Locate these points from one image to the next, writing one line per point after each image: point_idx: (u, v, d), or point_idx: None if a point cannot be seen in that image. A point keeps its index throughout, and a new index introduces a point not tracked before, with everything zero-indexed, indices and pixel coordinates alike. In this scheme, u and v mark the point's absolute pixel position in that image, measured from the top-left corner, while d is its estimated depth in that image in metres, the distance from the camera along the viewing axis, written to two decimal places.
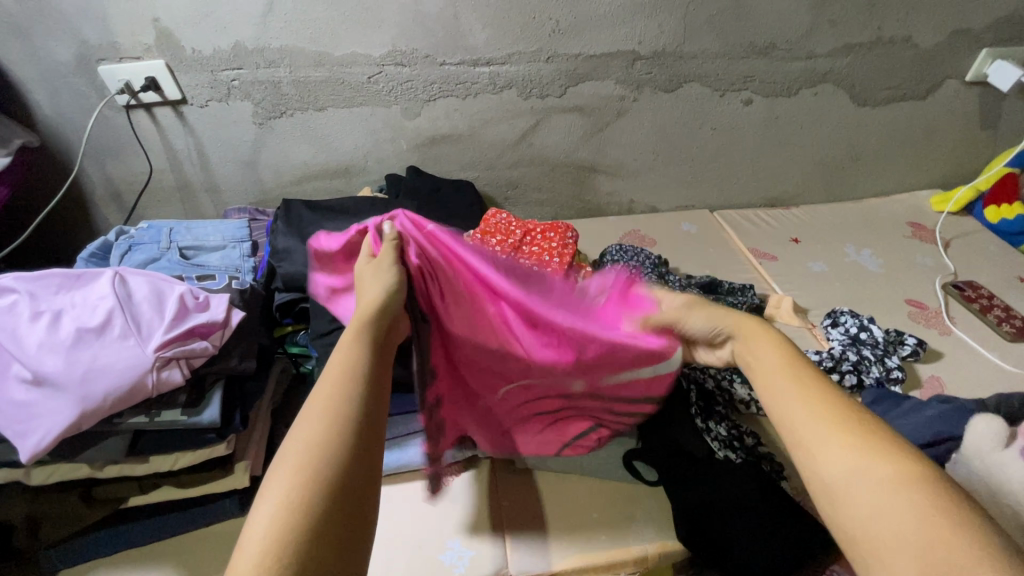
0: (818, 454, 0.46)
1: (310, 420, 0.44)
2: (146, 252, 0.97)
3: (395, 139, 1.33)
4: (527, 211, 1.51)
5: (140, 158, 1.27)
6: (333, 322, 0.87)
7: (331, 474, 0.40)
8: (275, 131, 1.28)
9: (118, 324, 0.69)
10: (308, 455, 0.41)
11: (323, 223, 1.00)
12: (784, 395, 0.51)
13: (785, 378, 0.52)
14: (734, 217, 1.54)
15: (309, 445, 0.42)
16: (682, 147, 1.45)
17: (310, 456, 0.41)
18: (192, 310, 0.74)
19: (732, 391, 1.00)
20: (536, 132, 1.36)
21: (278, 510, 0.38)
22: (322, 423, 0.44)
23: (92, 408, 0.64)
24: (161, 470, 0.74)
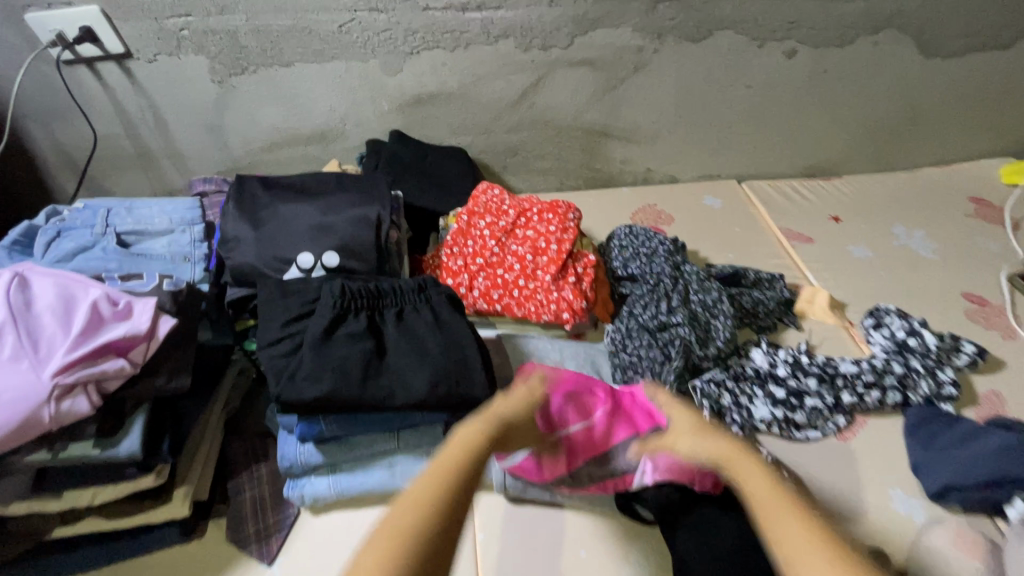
0: None
1: (444, 455, 0.52)
2: (77, 239, 0.85)
3: (375, 100, 1.15)
4: (529, 182, 1.32)
5: (90, 122, 1.13)
6: (284, 329, 0.74)
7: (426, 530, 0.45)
8: (237, 90, 1.12)
9: (11, 343, 0.59)
10: (419, 507, 0.46)
11: (278, 205, 0.87)
12: (788, 527, 0.49)
13: (792, 515, 0.49)
14: (765, 189, 1.34)
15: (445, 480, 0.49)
16: (709, 108, 1.24)
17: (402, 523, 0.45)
18: (109, 319, 0.65)
19: (752, 407, 0.87)
20: (537, 91, 1.16)
21: None
22: (447, 468, 0.50)
23: None
24: (79, 506, 0.64)
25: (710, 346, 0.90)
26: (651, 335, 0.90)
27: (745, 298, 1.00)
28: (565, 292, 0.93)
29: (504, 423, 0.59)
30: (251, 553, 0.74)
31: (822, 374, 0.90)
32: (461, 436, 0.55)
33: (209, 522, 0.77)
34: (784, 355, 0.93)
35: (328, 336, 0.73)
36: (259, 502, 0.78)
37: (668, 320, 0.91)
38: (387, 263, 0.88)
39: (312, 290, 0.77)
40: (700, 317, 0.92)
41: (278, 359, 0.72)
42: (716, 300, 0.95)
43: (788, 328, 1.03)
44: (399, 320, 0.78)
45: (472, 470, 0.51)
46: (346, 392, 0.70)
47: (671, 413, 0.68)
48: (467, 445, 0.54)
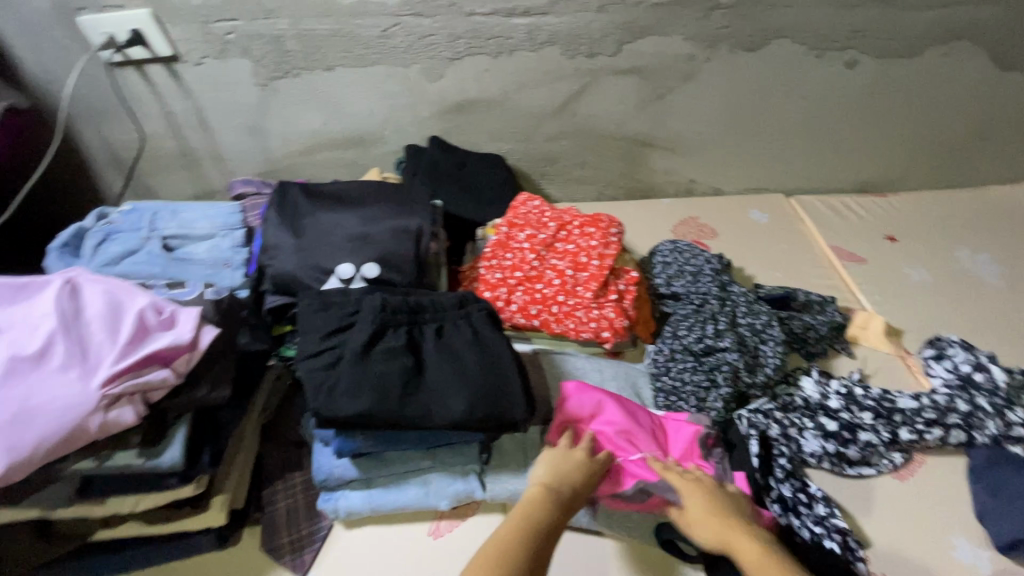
0: None
1: (508, 527, 0.61)
2: (124, 242, 0.86)
3: (415, 105, 1.14)
4: (567, 190, 1.29)
5: (138, 122, 1.14)
6: (323, 341, 0.73)
7: None
8: (280, 93, 1.12)
9: (61, 351, 0.59)
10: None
11: (319, 213, 0.86)
12: None
13: None
14: (815, 204, 1.28)
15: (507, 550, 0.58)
16: (759, 119, 1.19)
17: None
18: (154, 328, 0.65)
19: (802, 440, 0.82)
20: (580, 99, 1.13)
21: None
22: (510, 541, 0.59)
23: (24, 458, 0.54)
24: (122, 512, 0.65)
25: (758, 373, 0.86)
26: (696, 358, 0.87)
27: (795, 322, 0.95)
28: (606, 309, 0.90)
29: (563, 491, 0.66)
30: (285, 564, 0.74)
31: (879, 409, 0.84)
32: (524, 507, 0.63)
33: (244, 529, 0.77)
34: (837, 385, 0.88)
35: (368, 350, 0.72)
36: (293, 512, 0.78)
37: (715, 343, 0.87)
38: (426, 275, 0.87)
39: (352, 303, 0.76)
40: (747, 342, 0.88)
41: (316, 372, 0.71)
42: (766, 324, 0.91)
43: (839, 355, 0.98)
44: (438, 336, 0.76)
45: (533, 540, 0.60)
46: (385, 410, 0.68)
47: (682, 491, 0.69)
48: (528, 514, 0.62)
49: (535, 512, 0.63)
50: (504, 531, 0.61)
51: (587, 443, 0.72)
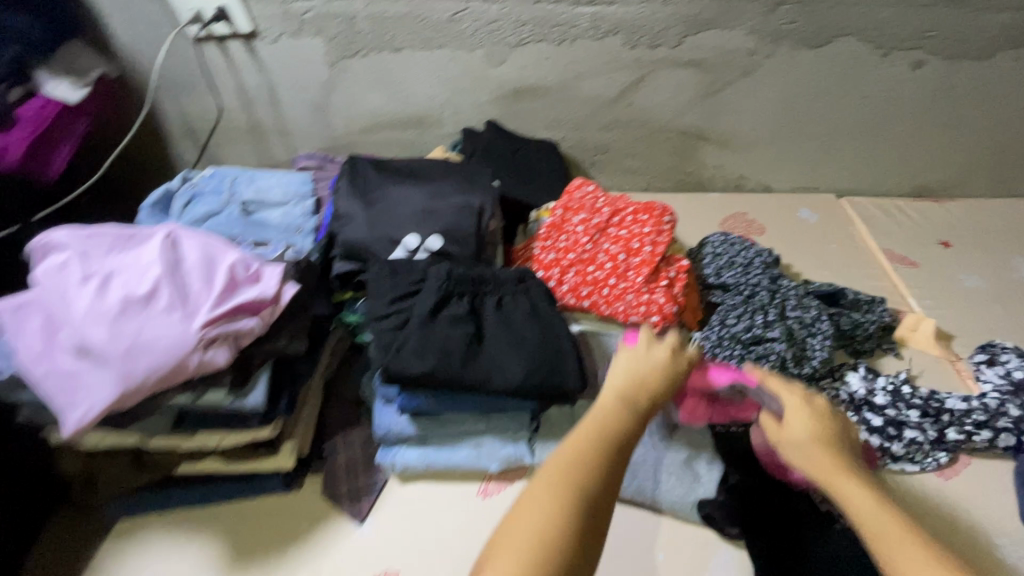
0: None
1: (588, 428, 0.61)
2: (207, 204, 0.92)
3: (475, 90, 1.17)
4: (616, 180, 1.31)
5: (214, 95, 1.21)
6: (392, 305, 0.78)
7: (582, 492, 0.54)
8: (347, 72, 1.17)
9: (165, 295, 0.65)
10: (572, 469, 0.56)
11: (388, 186, 0.91)
12: (900, 545, 0.53)
13: (908, 539, 0.54)
14: (867, 206, 1.27)
15: (587, 449, 0.58)
16: (817, 117, 1.19)
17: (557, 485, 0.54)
18: (243, 282, 0.70)
19: None
20: (637, 89, 1.15)
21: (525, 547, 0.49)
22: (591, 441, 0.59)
23: (135, 387, 0.60)
24: (207, 447, 0.71)
25: (805, 365, 0.88)
26: (744, 347, 0.89)
27: (844, 318, 0.95)
28: (656, 294, 0.91)
29: (642, 400, 0.66)
30: (345, 511, 0.79)
31: (926, 408, 0.85)
32: (603, 414, 0.63)
33: (307, 476, 0.83)
34: (884, 382, 0.88)
35: (433, 315, 0.77)
36: (353, 464, 0.83)
37: (763, 334, 0.89)
38: (485, 251, 0.90)
39: (418, 270, 0.80)
40: (796, 334, 0.89)
41: (385, 333, 0.76)
42: (815, 319, 0.92)
43: (886, 355, 0.98)
44: (498, 307, 0.80)
45: (611, 442, 0.60)
46: (448, 371, 0.73)
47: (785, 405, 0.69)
48: (605, 420, 0.62)
49: (611, 418, 0.63)
50: (584, 432, 0.61)
51: (672, 346, 0.72)
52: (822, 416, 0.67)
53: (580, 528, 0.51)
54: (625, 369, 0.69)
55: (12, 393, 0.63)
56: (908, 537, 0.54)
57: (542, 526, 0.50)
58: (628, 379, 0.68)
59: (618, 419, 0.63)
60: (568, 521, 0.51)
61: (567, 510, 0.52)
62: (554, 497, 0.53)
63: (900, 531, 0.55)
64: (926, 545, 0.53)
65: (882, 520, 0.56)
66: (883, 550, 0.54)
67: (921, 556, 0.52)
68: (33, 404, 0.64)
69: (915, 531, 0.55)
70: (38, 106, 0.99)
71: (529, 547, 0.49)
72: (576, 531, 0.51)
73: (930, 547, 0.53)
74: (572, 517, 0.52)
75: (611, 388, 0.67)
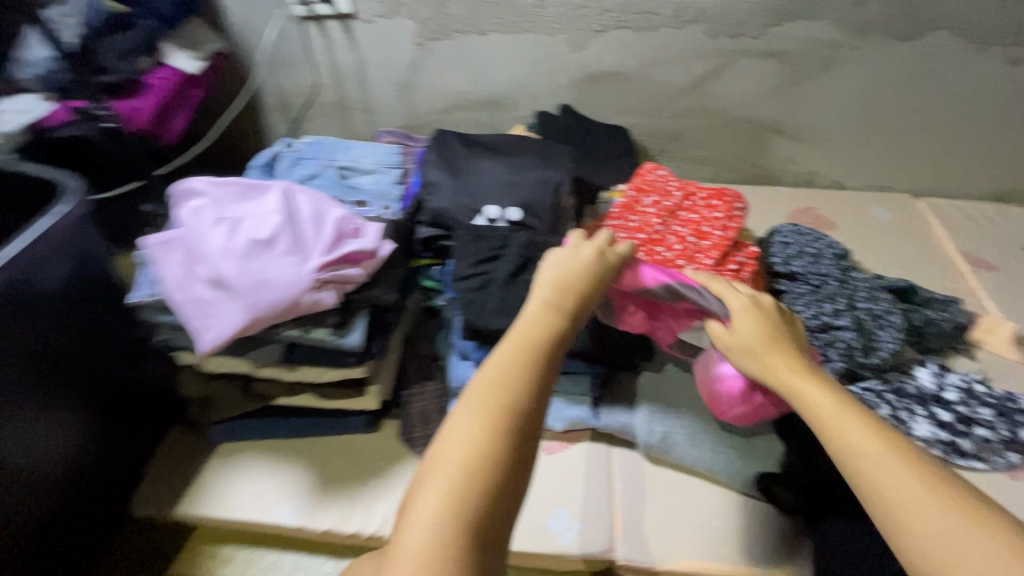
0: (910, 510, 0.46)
1: (510, 338, 0.53)
2: (308, 167, 1.01)
3: (554, 74, 1.22)
4: (684, 169, 1.32)
5: (310, 71, 1.30)
6: (472, 267, 0.84)
7: (506, 415, 0.47)
8: (433, 54, 1.23)
9: (284, 241, 0.73)
10: (493, 388, 0.48)
11: (473, 159, 0.97)
12: (874, 447, 0.49)
13: (880, 441, 0.50)
14: (945, 208, 1.24)
15: (511, 364, 0.50)
16: (900, 113, 1.17)
17: (479, 412, 0.47)
18: (348, 235, 0.77)
19: (912, 425, 0.83)
20: (715, 78, 1.16)
21: (445, 485, 0.44)
22: (513, 352, 0.51)
23: (259, 317, 0.69)
24: (308, 380, 0.80)
25: (873, 355, 0.88)
26: (812, 333, 0.89)
27: (916, 315, 0.94)
28: (724, 278, 0.94)
29: (573, 304, 0.58)
30: (419, 454, 0.86)
31: (999, 408, 0.85)
32: (523, 324, 0.55)
33: (386, 420, 0.90)
34: (955, 380, 0.88)
35: (514, 278, 0.82)
36: (427, 412, 0.89)
37: (832, 321, 0.89)
38: (561, 225, 0.94)
39: (500, 237, 0.85)
40: (865, 325, 0.90)
41: (468, 292, 0.82)
42: (885, 311, 0.92)
43: (958, 355, 0.96)
44: None
45: (536, 351, 0.52)
46: None
47: (734, 311, 0.67)
48: (524, 328, 0.54)
49: (535, 327, 0.54)
50: (506, 345, 0.52)
51: (604, 251, 0.65)
52: (763, 320, 0.65)
53: (513, 443, 0.46)
54: (552, 275, 0.60)
55: (156, 314, 0.73)
56: (880, 436, 0.50)
57: (480, 445, 0.45)
58: (552, 283, 0.59)
59: (540, 326, 0.54)
60: (505, 438, 0.46)
61: (502, 422, 0.46)
62: (481, 424, 0.46)
63: (869, 430, 0.51)
64: (896, 442, 0.49)
65: (851, 423, 0.52)
66: (844, 453, 0.50)
67: (891, 453, 0.49)
68: (170, 325, 0.74)
69: (887, 428, 0.51)
70: (162, 76, 1.07)
71: (451, 488, 0.43)
72: (502, 466, 0.45)
73: (899, 442, 0.49)
74: (505, 432, 0.46)
75: (538, 288, 0.59)
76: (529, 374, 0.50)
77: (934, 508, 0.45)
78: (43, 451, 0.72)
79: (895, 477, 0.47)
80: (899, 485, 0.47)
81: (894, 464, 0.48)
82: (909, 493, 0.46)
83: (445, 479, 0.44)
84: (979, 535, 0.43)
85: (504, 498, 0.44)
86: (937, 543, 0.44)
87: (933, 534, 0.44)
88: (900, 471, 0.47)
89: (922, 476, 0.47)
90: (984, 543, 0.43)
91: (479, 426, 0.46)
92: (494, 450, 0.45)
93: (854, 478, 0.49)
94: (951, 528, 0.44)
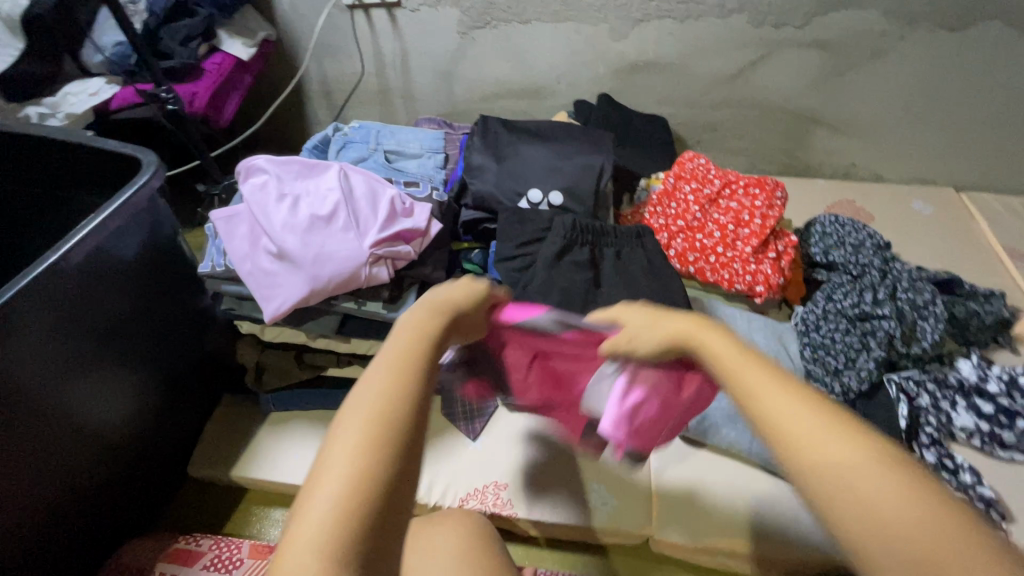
0: (841, 481, 0.36)
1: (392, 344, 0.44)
2: (357, 150, 1.04)
3: (594, 63, 1.23)
4: (721, 160, 1.33)
5: (354, 59, 1.33)
6: (517, 249, 0.86)
7: (388, 432, 0.38)
8: (475, 42, 1.26)
9: (342, 217, 0.76)
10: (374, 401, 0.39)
11: (517, 144, 1.00)
12: (795, 418, 0.39)
13: (801, 404, 0.39)
14: (989, 202, 1.22)
15: (390, 373, 0.42)
16: (946, 105, 1.15)
17: (358, 428, 0.38)
18: (400, 214, 0.80)
19: (952, 414, 0.84)
20: (756, 68, 1.16)
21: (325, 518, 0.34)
22: (394, 358, 0.43)
23: (319, 289, 0.73)
24: (358, 352, 0.84)
25: (913, 345, 0.88)
26: (849, 322, 0.91)
27: (958, 307, 0.94)
28: (763, 265, 0.95)
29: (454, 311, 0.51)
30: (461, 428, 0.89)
31: None
32: (400, 332, 0.46)
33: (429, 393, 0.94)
34: (999, 371, 0.86)
35: (558, 259, 0.84)
36: None
37: (871, 311, 0.90)
38: (599, 207, 0.97)
39: (545, 220, 0.88)
40: (907, 315, 0.90)
41: (514, 272, 0.85)
42: (929, 302, 0.91)
43: (1001, 348, 0.96)
44: (616, 259, 0.87)
45: (416, 353, 0.44)
46: (570, 310, 0.80)
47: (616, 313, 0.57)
48: (397, 333, 0.46)
49: (416, 335, 0.46)
50: (386, 350, 0.44)
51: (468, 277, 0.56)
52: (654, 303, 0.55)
53: (387, 470, 0.37)
54: (433, 290, 0.53)
55: (223, 284, 0.78)
56: (801, 401, 0.39)
57: (354, 472, 0.36)
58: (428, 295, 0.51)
59: (420, 332, 0.46)
60: (380, 460, 0.37)
61: (385, 439, 0.37)
62: (362, 447, 0.37)
63: (784, 399, 0.40)
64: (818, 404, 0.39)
65: (765, 390, 0.41)
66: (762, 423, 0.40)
67: (811, 418, 0.38)
68: (234, 295, 0.79)
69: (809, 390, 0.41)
70: (216, 62, 1.13)
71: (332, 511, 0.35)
72: (384, 492, 0.36)
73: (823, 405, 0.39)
74: (386, 453, 0.37)
75: (421, 297, 0.51)
76: (410, 384, 0.41)
77: (865, 476, 0.35)
78: (110, 412, 0.76)
79: (821, 447, 0.37)
80: (829, 457, 0.36)
81: (818, 431, 0.38)
82: (837, 462, 0.36)
83: (321, 511, 0.35)
84: (912, 497, 0.34)
85: (387, 536, 0.36)
86: (890, 518, 0.33)
87: (869, 503, 0.34)
88: (825, 435, 0.37)
89: (852, 443, 0.36)
90: (921, 512, 0.33)
91: (359, 445, 0.37)
92: (371, 477, 0.36)
93: (780, 460, 0.38)
94: (886, 499, 0.34)
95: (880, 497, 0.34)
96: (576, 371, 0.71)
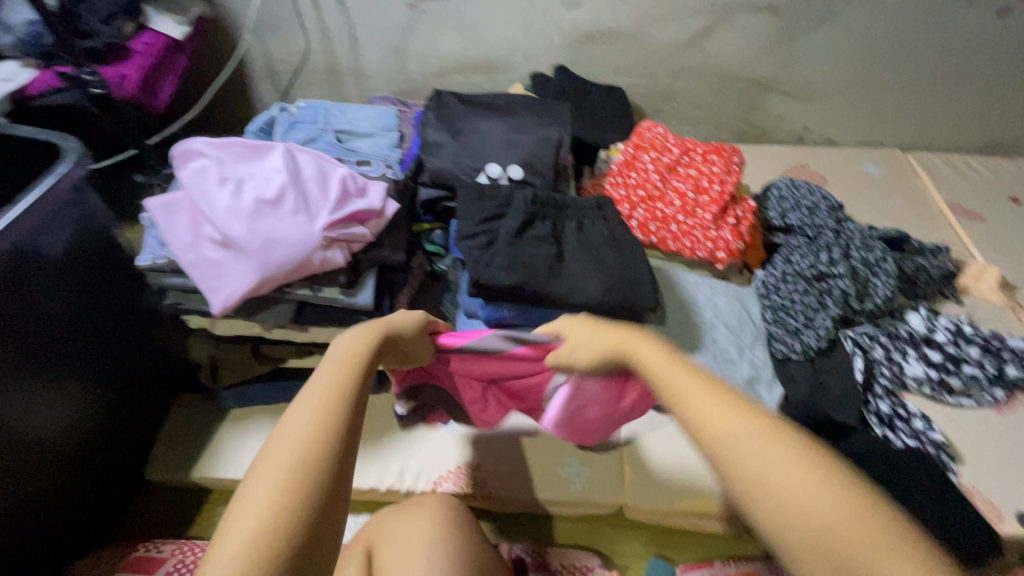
0: (744, 456, 0.37)
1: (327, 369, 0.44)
2: (305, 131, 0.99)
3: (548, 34, 1.21)
4: (680, 130, 1.33)
5: (297, 36, 1.26)
6: (478, 225, 0.83)
7: (323, 457, 0.38)
8: (425, 15, 1.21)
9: (290, 199, 0.73)
10: (310, 426, 0.39)
11: (473, 120, 0.97)
12: (706, 404, 0.40)
13: (709, 392, 0.41)
14: (933, 161, 1.27)
15: (330, 398, 0.42)
16: (891, 67, 1.18)
17: (298, 447, 0.38)
18: (352, 194, 0.76)
19: (904, 364, 0.87)
20: (710, 35, 1.16)
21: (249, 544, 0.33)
22: (330, 386, 0.43)
23: (270, 276, 0.69)
24: (318, 341, 0.82)
25: (867, 301, 0.91)
26: (807, 282, 0.94)
27: (908, 263, 0.97)
28: (723, 232, 0.96)
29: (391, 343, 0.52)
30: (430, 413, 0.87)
31: (985, 346, 0.88)
32: (335, 358, 0.46)
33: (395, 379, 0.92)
34: (945, 322, 0.91)
35: (519, 235, 0.82)
36: None
37: (827, 270, 0.93)
38: (560, 181, 0.96)
39: (504, 195, 0.86)
40: (860, 273, 0.93)
41: (474, 250, 0.81)
42: (879, 259, 0.94)
43: (946, 300, 1.00)
44: (578, 232, 0.86)
45: (355, 383, 0.44)
46: (534, 284, 0.79)
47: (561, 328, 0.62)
48: (334, 360, 0.46)
49: (355, 363, 0.46)
50: (319, 381, 0.43)
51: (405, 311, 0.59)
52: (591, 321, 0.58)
53: (316, 494, 0.36)
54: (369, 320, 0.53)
55: (164, 277, 0.74)
56: (708, 389, 0.41)
57: (281, 503, 0.35)
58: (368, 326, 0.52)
59: (360, 360, 0.47)
60: (313, 486, 0.36)
61: (309, 463, 0.37)
62: (295, 470, 0.37)
63: (694, 389, 0.42)
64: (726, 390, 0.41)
65: (683, 384, 0.42)
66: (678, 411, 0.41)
67: (720, 403, 0.40)
68: (179, 288, 0.76)
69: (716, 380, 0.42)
70: (146, 42, 1.04)
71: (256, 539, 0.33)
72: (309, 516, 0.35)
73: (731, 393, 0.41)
74: (321, 469, 0.37)
75: (355, 328, 0.51)
76: (349, 410, 0.41)
77: (767, 449, 0.36)
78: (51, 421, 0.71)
79: (726, 428, 0.38)
80: (736, 438, 0.38)
81: (723, 415, 0.39)
82: (740, 440, 0.37)
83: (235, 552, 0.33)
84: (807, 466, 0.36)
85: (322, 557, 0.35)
86: (805, 497, 0.34)
87: (770, 473, 0.36)
88: (728, 416, 0.39)
89: (757, 424, 0.38)
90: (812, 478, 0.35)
91: (291, 470, 0.36)
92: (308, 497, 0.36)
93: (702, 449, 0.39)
94: (788, 468, 0.35)
95: (780, 469, 0.36)
96: (524, 383, 0.74)
